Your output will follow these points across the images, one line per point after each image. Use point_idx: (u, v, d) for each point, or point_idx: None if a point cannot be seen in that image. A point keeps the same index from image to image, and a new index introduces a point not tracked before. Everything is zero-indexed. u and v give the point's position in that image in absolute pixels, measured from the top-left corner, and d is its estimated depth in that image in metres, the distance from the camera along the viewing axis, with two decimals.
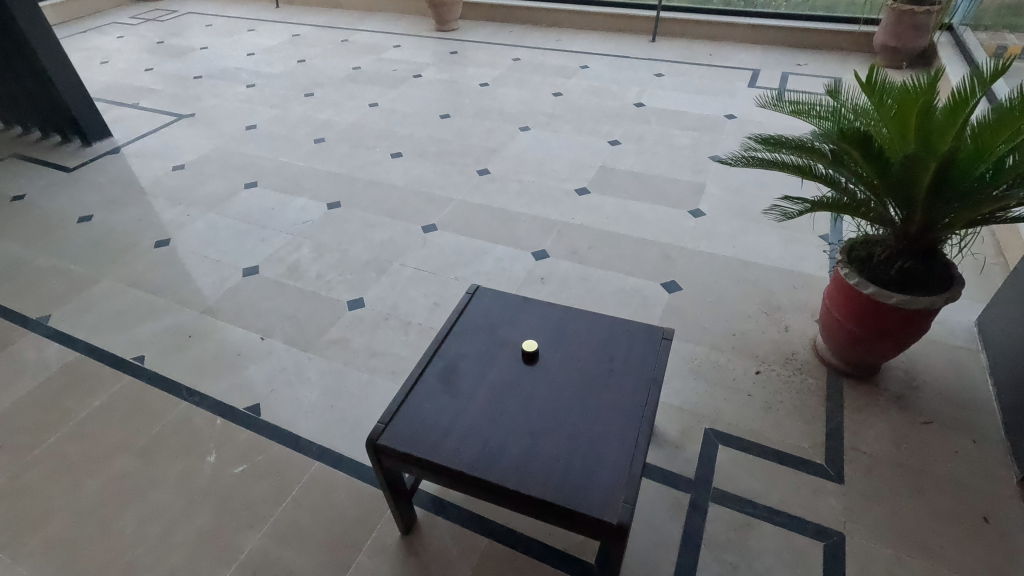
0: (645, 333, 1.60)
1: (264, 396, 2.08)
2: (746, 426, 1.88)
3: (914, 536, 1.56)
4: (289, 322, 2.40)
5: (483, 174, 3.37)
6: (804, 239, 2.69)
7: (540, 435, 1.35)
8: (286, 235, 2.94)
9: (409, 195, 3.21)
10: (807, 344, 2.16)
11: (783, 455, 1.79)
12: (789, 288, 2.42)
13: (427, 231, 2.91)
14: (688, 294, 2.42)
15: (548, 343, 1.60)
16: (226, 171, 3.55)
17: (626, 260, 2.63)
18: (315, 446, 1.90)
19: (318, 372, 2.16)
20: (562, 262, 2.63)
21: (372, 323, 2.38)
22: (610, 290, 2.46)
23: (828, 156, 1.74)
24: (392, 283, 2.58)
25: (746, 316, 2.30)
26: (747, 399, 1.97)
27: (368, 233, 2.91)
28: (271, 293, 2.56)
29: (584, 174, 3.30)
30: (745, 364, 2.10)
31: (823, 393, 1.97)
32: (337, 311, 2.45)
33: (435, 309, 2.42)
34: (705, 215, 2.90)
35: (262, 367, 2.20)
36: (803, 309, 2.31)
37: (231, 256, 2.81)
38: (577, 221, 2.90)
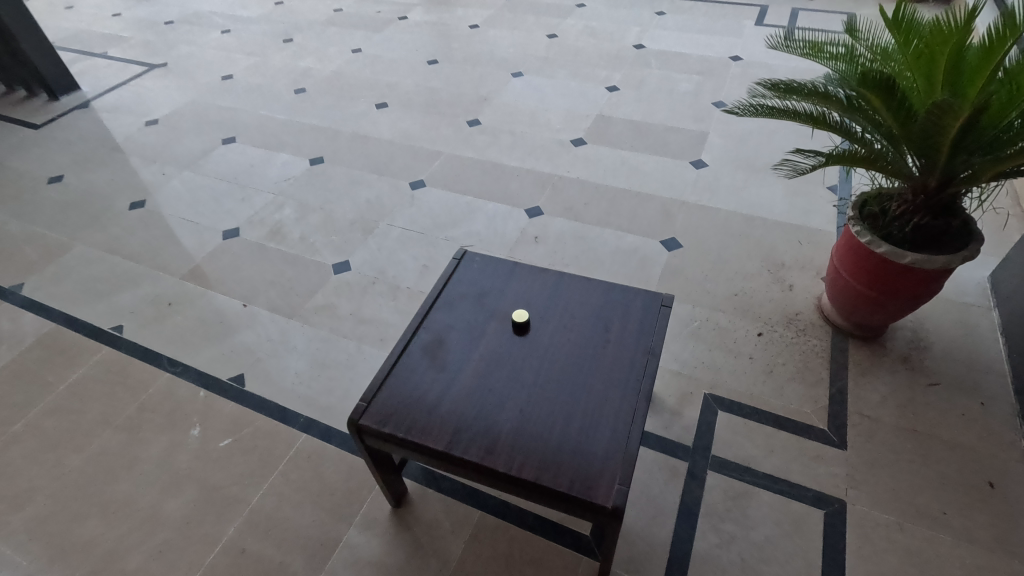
0: (643, 299, 1.50)
1: (248, 366, 2.01)
2: (746, 391, 1.82)
3: (917, 502, 1.53)
4: (273, 288, 2.30)
5: (473, 125, 3.19)
6: (811, 191, 2.55)
7: (532, 411, 1.28)
8: (268, 193, 2.81)
9: (396, 149, 3.05)
10: (812, 302, 2.07)
11: (784, 420, 1.73)
12: (794, 245, 2.31)
13: (416, 187, 2.77)
14: (688, 252, 2.32)
15: (542, 309, 1.51)
16: (203, 125, 3.36)
17: (623, 216, 2.51)
18: (302, 417, 1.85)
19: (304, 340, 2.09)
20: (556, 220, 2.51)
21: (359, 287, 2.28)
22: (607, 249, 2.36)
23: (844, 104, 1.59)
24: (379, 245, 2.46)
25: (748, 274, 2.20)
26: (748, 363, 1.90)
27: (353, 193, 2.77)
28: (253, 257, 2.45)
29: (580, 124, 3.12)
30: (747, 326, 2.02)
31: (827, 355, 1.90)
32: (322, 275, 2.35)
33: (424, 272, 2.32)
34: (708, 166, 2.74)
35: (246, 336, 2.12)
36: (807, 266, 2.21)
37: (210, 218, 2.69)
38: (572, 175, 2.75)
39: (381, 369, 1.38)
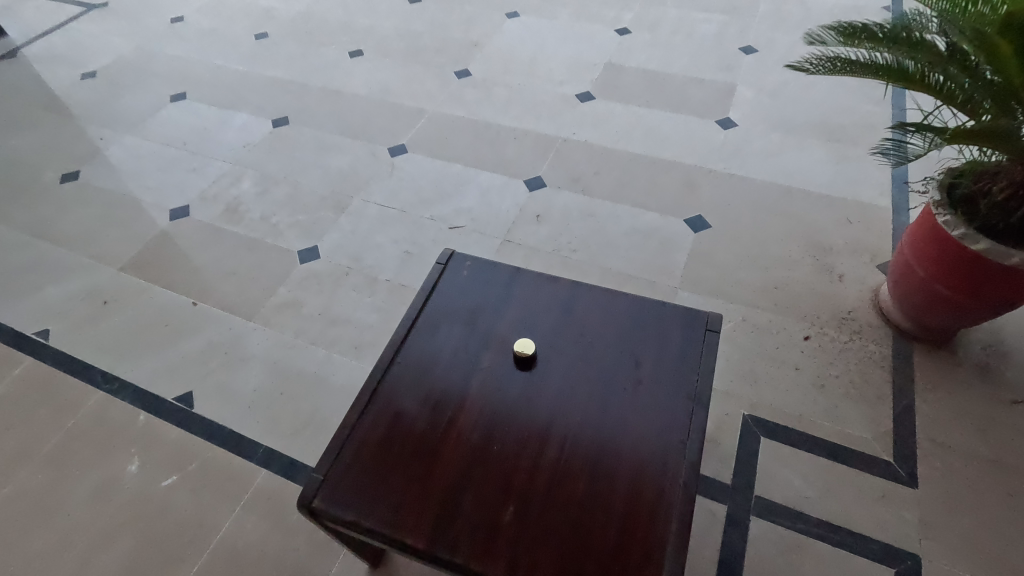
0: (682, 320, 1.16)
1: (198, 382, 1.69)
2: (794, 412, 1.51)
3: (1007, 558, 1.26)
4: (228, 281, 1.95)
5: (462, 76, 2.74)
6: (861, 155, 2.17)
7: (543, 481, 0.96)
8: (223, 162, 2.40)
9: (372, 107, 2.61)
10: (867, 296, 1.74)
11: (841, 450, 1.44)
12: (843, 223, 1.95)
13: (396, 154, 2.36)
14: (718, 233, 1.96)
15: (551, 334, 1.17)
16: (148, 79, 2.89)
17: (641, 189, 2.13)
18: (262, 448, 1.54)
19: (265, 348, 1.76)
20: (561, 194, 2.14)
21: (329, 279, 1.93)
22: (622, 230, 2.00)
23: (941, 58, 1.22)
24: (353, 226, 2.09)
25: (791, 260, 1.86)
26: (794, 374, 1.59)
27: (323, 160, 2.37)
28: (204, 242, 2.08)
29: (587, 74, 2.68)
30: (792, 327, 1.69)
31: (889, 364, 1.59)
32: (285, 264, 1.98)
33: (407, 260, 1.96)
34: (737, 126, 2.34)
35: (195, 342, 1.78)
36: (860, 251, 1.86)
37: (156, 193, 2.29)
38: (579, 138, 2.35)
39: (343, 423, 1.05)
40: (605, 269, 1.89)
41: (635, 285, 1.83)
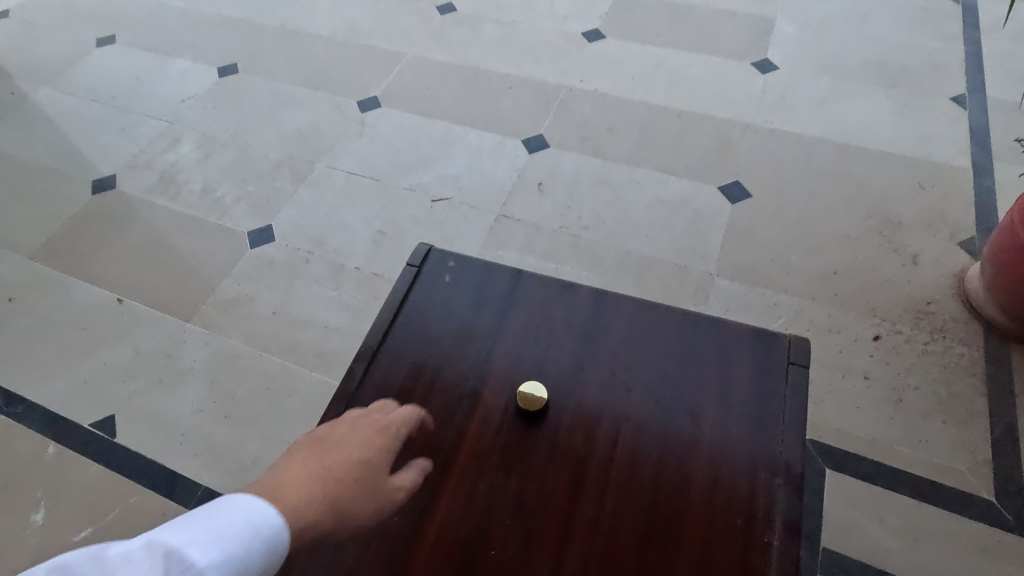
0: (753, 346, 0.83)
1: (122, 402, 1.36)
2: (866, 436, 1.21)
3: None
4: (162, 270, 1.59)
5: (445, 12, 2.30)
6: (929, 104, 1.79)
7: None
8: (159, 121, 1.99)
9: (338, 51, 2.18)
10: (948, 284, 1.41)
11: (928, 485, 1.15)
12: (913, 189, 1.60)
13: (366, 108, 1.96)
14: (760, 204, 1.61)
15: (569, 369, 0.83)
16: (70, 18, 2.42)
17: (663, 149, 1.76)
18: (201, 488, 1.24)
19: (206, 357, 1.42)
20: (567, 156, 1.76)
21: (286, 267, 1.58)
22: (643, 202, 1.64)
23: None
24: (316, 199, 1.72)
25: (851, 238, 1.52)
26: (864, 385, 1.28)
27: (279, 117, 1.96)
28: (134, 221, 1.71)
29: (594, 7, 2.24)
30: (857, 325, 1.37)
31: (981, 370, 1.28)
32: (233, 248, 1.63)
33: (381, 242, 1.61)
34: (777, 69, 1.95)
35: (120, 350, 1.44)
36: (936, 225, 1.52)
37: (76, 159, 1.89)
38: (587, 86, 1.95)
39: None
40: (623, 251, 1.54)
41: (661, 272, 1.50)
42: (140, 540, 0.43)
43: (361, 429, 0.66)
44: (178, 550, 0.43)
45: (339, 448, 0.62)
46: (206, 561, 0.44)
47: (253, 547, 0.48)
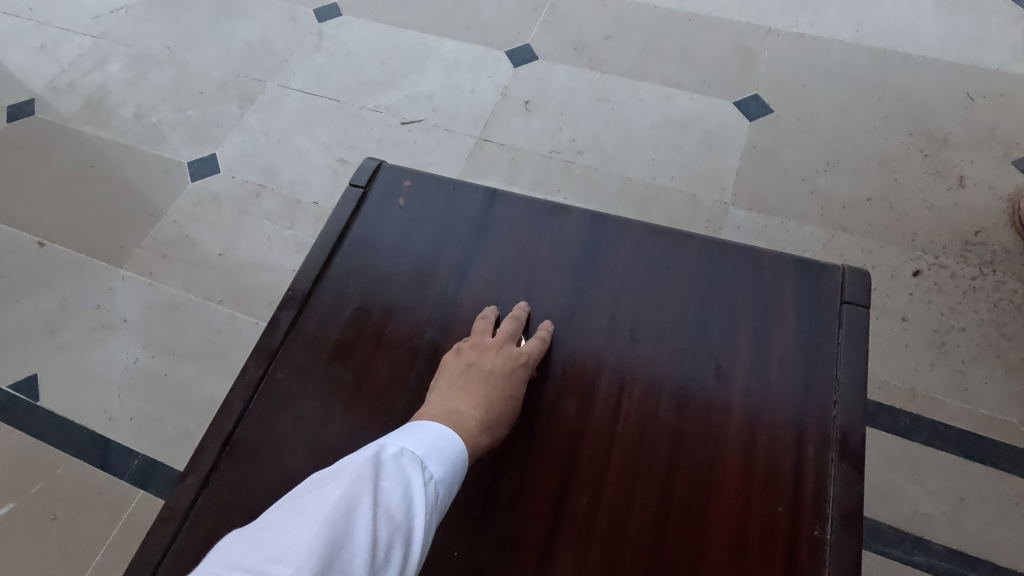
0: (795, 282, 0.64)
1: (46, 361, 1.18)
2: (902, 385, 1.05)
3: None
4: (88, 209, 1.37)
5: None
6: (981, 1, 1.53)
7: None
8: (83, 36, 1.71)
9: None
10: (1001, 210, 1.22)
11: (974, 440, 0.99)
12: (960, 102, 1.38)
13: (324, 18, 1.68)
14: (782, 121, 1.39)
15: (559, 315, 0.64)
16: None
17: (670, 59, 1.51)
18: (138, 457, 1.08)
19: (143, 307, 1.23)
20: (558, 70, 1.52)
21: (233, 204, 1.36)
22: (646, 120, 1.41)
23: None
24: (266, 125, 1.48)
25: (887, 159, 1.31)
26: (900, 327, 1.11)
27: (222, 30, 1.68)
28: (56, 153, 1.47)
29: None
30: (894, 259, 1.18)
31: None
32: (171, 182, 1.40)
33: (342, 173, 1.39)
34: None
35: (41, 301, 1.25)
36: (986, 142, 1.31)
37: None
38: None
39: (164, 516, 0.54)
40: (624, 178, 1.33)
41: (668, 202, 1.29)
42: (395, 446, 0.46)
43: (504, 348, 0.59)
44: (422, 459, 0.46)
45: (491, 378, 0.56)
46: (439, 474, 0.46)
47: (464, 463, 0.49)
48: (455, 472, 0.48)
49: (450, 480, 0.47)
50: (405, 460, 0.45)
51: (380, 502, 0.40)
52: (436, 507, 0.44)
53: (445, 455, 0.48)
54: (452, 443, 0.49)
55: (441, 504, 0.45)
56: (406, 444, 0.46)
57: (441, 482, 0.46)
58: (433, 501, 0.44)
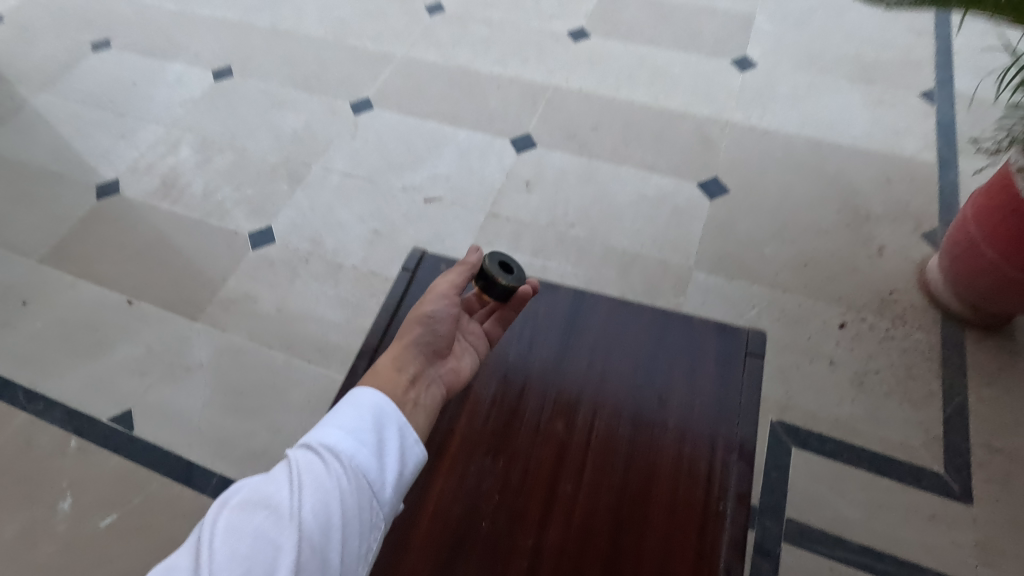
0: (716, 340, 0.92)
1: (136, 399, 1.45)
2: (829, 416, 1.31)
3: None
4: (167, 272, 1.66)
5: (436, 11, 2.35)
6: (900, 99, 1.87)
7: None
8: (157, 125, 2.05)
9: (331, 52, 2.23)
10: (910, 273, 1.51)
11: (884, 461, 1.25)
12: (882, 184, 1.68)
13: (360, 110, 2.02)
14: (737, 199, 1.69)
15: (551, 361, 0.92)
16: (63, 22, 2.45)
17: (647, 146, 1.83)
18: (215, 477, 1.33)
19: (214, 353, 1.51)
20: (553, 155, 1.84)
21: (287, 268, 1.66)
22: (626, 198, 1.72)
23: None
24: (313, 200, 1.80)
25: (821, 231, 1.61)
26: (829, 370, 1.37)
27: (274, 120, 2.02)
28: (139, 225, 1.78)
29: (580, 5, 2.30)
30: (825, 314, 1.46)
31: (936, 354, 1.37)
32: (235, 250, 1.70)
33: (376, 241, 1.69)
34: (757, 66, 2.01)
35: (132, 349, 1.53)
36: (901, 217, 1.61)
37: (78, 164, 1.95)
38: (573, 85, 2.01)
39: None
40: (607, 246, 1.63)
41: (643, 265, 1.58)
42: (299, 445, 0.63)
43: None
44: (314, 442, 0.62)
45: None
46: (333, 439, 0.62)
47: (367, 416, 0.65)
48: (351, 436, 0.63)
49: (342, 440, 0.62)
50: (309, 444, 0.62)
51: (249, 497, 0.56)
52: (324, 472, 0.59)
53: (345, 430, 0.63)
54: (355, 418, 0.65)
55: (338, 466, 0.60)
56: (308, 438, 0.64)
57: (324, 452, 0.61)
58: (320, 468, 0.59)
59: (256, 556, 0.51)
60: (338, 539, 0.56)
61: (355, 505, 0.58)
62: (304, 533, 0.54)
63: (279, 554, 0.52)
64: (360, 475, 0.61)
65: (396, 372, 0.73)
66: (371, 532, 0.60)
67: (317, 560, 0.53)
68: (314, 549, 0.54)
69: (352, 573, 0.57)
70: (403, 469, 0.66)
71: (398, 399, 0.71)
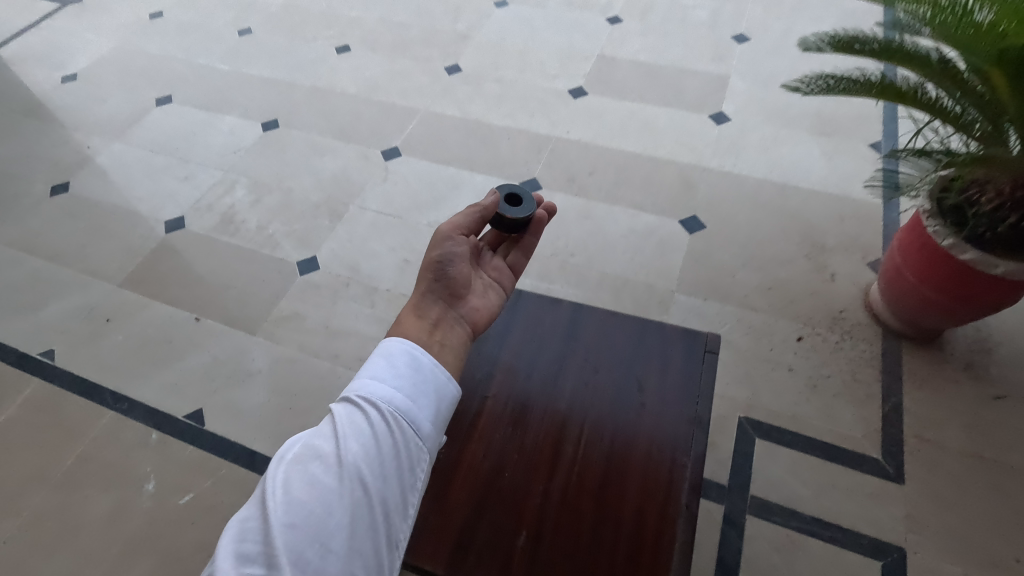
0: (682, 341, 1.21)
1: (206, 400, 1.72)
2: (787, 413, 1.57)
3: (984, 549, 1.34)
4: (228, 294, 1.95)
5: (453, 71, 2.71)
6: (852, 149, 2.19)
7: (555, 530, 0.98)
8: (214, 170, 2.37)
9: (363, 106, 2.58)
10: (857, 295, 1.79)
11: (832, 450, 1.50)
12: (835, 221, 1.98)
13: (389, 157, 2.35)
14: (713, 234, 1.99)
15: (557, 358, 1.21)
16: (130, 81, 2.82)
17: (636, 188, 2.14)
18: None
19: (270, 362, 1.78)
20: (556, 195, 2.15)
21: (330, 291, 1.95)
22: (619, 232, 2.02)
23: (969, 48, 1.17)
24: (350, 234, 2.10)
25: (784, 260, 1.90)
26: (788, 375, 1.64)
27: (316, 165, 2.35)
28: (202, 254, 2.08)
29: (579, 67, 2.66)
30: (785, 329, 1.74)
31: (877, 363, 1.64)
32: (285, 276, 1.99)
33: (405, 268, 1.99)
34: (731, 120, 2.34)
35: (200, 358, 1.80)
36: (851, 248, 1.91)
37: (148, 203, 2.27)
38: (573, 136, 2.34)
39: None
40: (602, 273, 1.92)
41: (633, 289, 1.87)
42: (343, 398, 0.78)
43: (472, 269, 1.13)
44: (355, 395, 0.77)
45: None
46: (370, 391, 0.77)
47: (398, 364, 0.81)
48: (383, 389, 0.77)
49: (377, 394, 0.77)
50: (349, 400, 0.77)
51: (303, 452, 0.70)
52: (362, 426, 0.73)
53: (378, 384, 0.78)
54: (388, 372, 0.80)
55: (373, 416, 0.75)
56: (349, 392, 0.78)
57: (362, 406, 0.75)
58: (359, 422, 0.74)
59: (314, 496, 0.66)
60: (379, 475, 0.71)
61: (390, 448, 0.73)
62: (347, 475, 0.69)
63: (332, 494, 0.67)
64: (392, 422, 0.75)
65: (420, 320, 0.91)
66: (409, 463, 0.75)
67: (361, 493, 0.69)
68: (359, 484, 0.69)
69: (394, 497, 0.72)
70: (432, 409, 0.80)
71: (426, 339, 0.88)
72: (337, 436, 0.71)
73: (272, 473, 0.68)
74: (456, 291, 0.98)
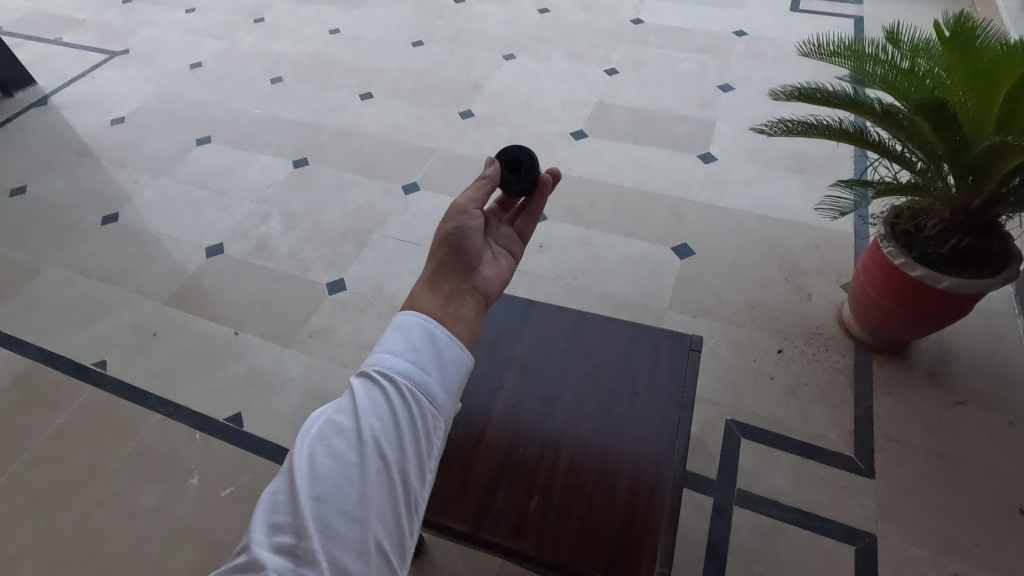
0: (669, 341, 1.41)
1: (244, 404, 1.90)
2: (769, 416, 1.75)
3: (946, 535, 1.50)
4: (263, 312, 2.16)
5: (466, 116, 3.00)
6: (826, 185, 2.44)
7: (557, 510, 1.13)
8: (250, 202, 2.62)
9: (385, 146, 2.86)
10: (831, 313, 1.99)
11: (810, 448, 1.67)
12: (812, 248, 2.20)
13: (409, 191, 2.60)
14: (702, 259, 2.21)
15: (562, 356, 1.40)
16: (173, 123, 3.11)
17: (632, 219, 2.38)
18: None
19: (302, 371, 1.97)
20: (560, 225, 2.38)
21: (356, 309, 2.15)
22: (617, 257, 2.24)
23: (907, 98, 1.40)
24: (374, 258, 2.32)
25: (765, 282, 2.11)
26: (770, 383, 1.83)
27: (343, 198, 2.60)
28: (240, 277, 2.30)
29: (580, 112, 2.94)
30: (767, 342, 1.93)
31: (850, 372, 1.83)
32: (315, 296, 2.21)
33: None
34: (717, 159, 2.60)
35: (238, 368, 1.99)
36: (826, 272, 2.12)
37: (190, 231, 2.50)
38: (575, 173, 2.60)
39: None
40: (602, 293, 2.13)
41: (630, 307, 2.07)
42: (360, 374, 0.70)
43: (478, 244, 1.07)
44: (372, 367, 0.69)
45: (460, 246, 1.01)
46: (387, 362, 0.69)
47: (414, 335, 0.72)
48: (402, 357, 0.70)
49: (395, 365, 0.69)
50: (365, 376, 0.68)
51: (323, 426, 0.63)
52: (383, 396, 0.66)
53: (395, 355, 0.70)
54: (404, 342, 0.72)
55: (395, 384, 0.67)
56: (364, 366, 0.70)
57: (381, 375, 0.68)
58: (378, 392, 0.66)
59: (340, 469, 0.59)
60: (406, 443, 0.64)
61: (416, 415, 0.66)
62: (373, 446, 0.62)
63: (354, 470, 0.60)
64: (415, 390, 0.67)
65: (432, 294, 0.83)
66: (435, 433, 0.68)
67: (386, 467, 0.61)
68: (381, 459, 0.62)
69: (423, 469, 0.65)
70: (451, 380, 0.72)
71: (440, 313, 0.80)
72: (356, 408, 0.64)
73: (297, 449, 0.62)
74: (469, 264, 0.91)
